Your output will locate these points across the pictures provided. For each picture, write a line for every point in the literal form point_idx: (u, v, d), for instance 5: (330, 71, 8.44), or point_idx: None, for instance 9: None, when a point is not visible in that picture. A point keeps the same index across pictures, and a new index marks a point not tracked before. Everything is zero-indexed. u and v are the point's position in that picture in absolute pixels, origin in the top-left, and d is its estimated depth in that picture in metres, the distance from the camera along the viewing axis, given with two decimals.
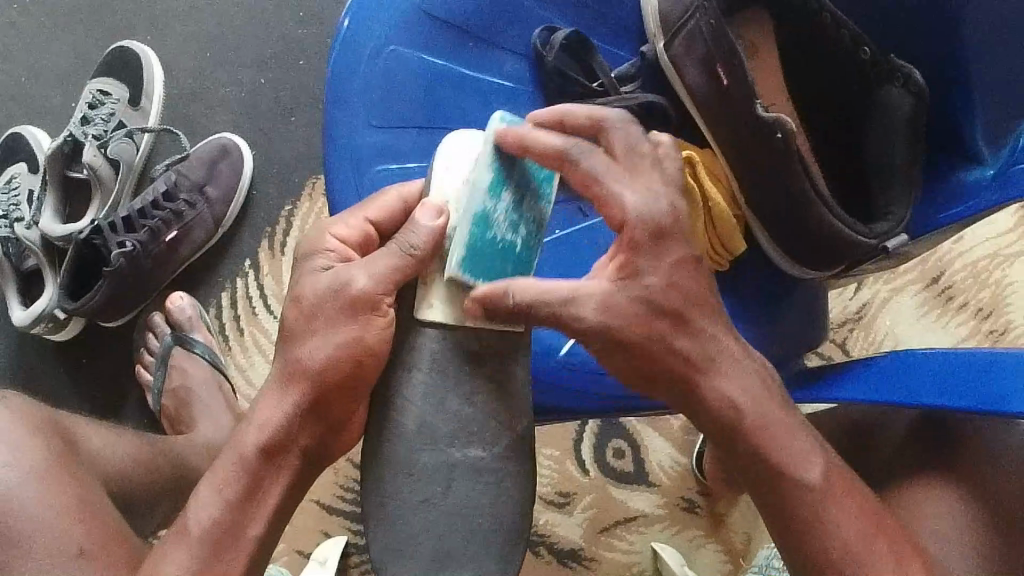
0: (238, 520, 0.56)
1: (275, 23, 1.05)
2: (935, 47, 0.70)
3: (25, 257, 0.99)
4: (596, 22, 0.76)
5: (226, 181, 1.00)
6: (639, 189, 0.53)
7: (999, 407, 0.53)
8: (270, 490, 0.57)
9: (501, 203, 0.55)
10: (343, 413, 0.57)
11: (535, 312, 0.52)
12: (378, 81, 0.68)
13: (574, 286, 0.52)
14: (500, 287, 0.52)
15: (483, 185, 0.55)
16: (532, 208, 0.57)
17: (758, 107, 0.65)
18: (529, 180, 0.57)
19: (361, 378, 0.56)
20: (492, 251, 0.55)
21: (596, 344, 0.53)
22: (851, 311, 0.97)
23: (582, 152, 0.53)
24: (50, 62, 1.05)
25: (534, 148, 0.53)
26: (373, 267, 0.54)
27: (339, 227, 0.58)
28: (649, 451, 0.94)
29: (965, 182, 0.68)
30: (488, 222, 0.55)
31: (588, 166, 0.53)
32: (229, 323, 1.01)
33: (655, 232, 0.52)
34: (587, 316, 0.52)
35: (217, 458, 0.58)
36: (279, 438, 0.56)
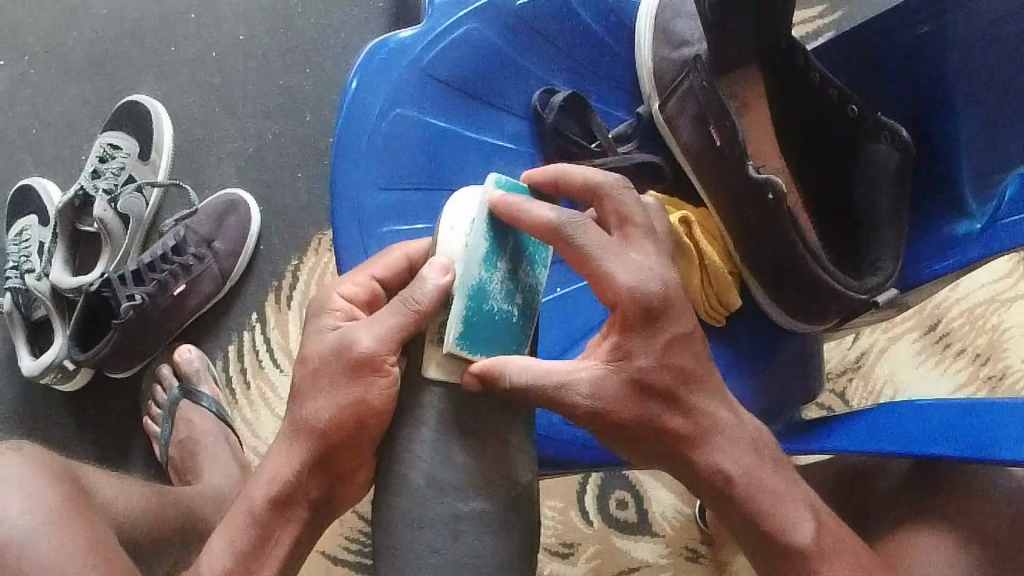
0: (248, 568, 0.59)
1: (282, 79, 1.08)
2: (926, 105, 0.71)
3: (34, 308, 1.01)
4: (594, 82, 0.79)
5: (234, 234, 1.02)
6: (632, 264, 0.53)
7: (989, 456, 0.53)
8: (279, 539, 0.59)
9: (497, 274, 0.56)
10: (347, 465, 0.58)
11: (532, 390, 0.53)
12: (383, 143, 0.70)
13: (570, 366, 0.54)
14: (495, 367, 0.52)
15: (477, 257, 0.55)
16: (524, 278, 0.58)
17: (749, 167, 0.66)
18: (523, 252, 0.58)
19: (361, 435, 0.56)
20: (488, 323, 0.56)
21: (591, 417, 0.54)
22: (849, 360, 0.99)
23: (577, 227, 0.53)
24: (61, 116, 1.07)
25: (528, 220, 0.53)
26: (376, 326, 0.54)
27: (346, 286, 0.60)
28: (653, 501, 0.95)
29: (954, 233, 0.69)
30: (483, 295, 0.55)
31: (585, 242, 0.53)
32: (235, 376, 1.02)
33: (647, 313, 0.53)
34: (585, 393, 0.53)
35: (230, 508, 0.60)
36: (286, 490, 0.58)
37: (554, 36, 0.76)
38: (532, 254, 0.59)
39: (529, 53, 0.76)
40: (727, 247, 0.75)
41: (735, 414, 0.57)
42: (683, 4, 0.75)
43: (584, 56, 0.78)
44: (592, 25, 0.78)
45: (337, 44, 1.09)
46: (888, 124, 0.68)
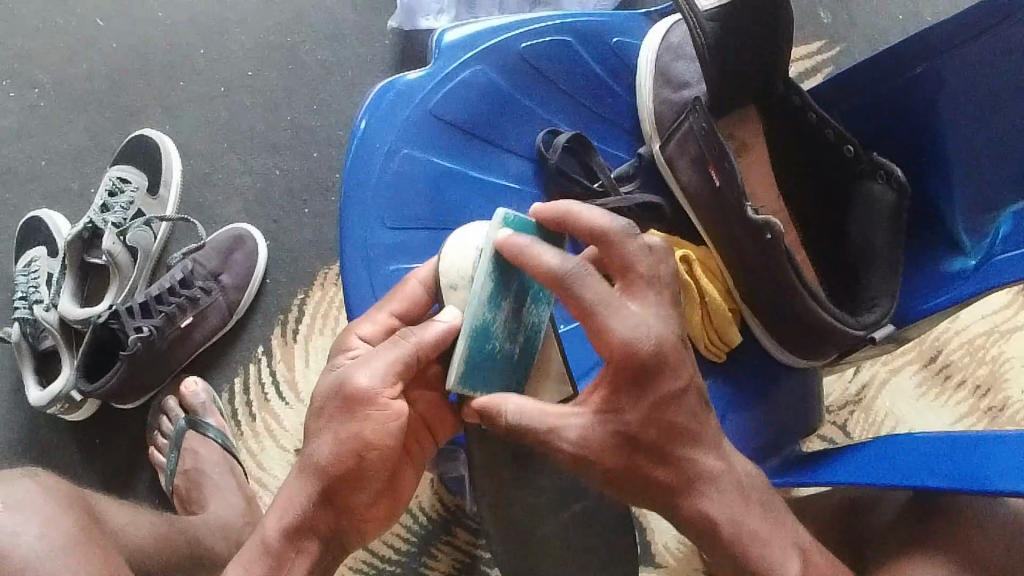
0: None
1: (290, 115, 1.10)
2: (918, 146, 0.73)
3: (42, 337, 1.01)
4: (595, 124, 0.80)
5: (241, 269, 1.04)
6: (632, 319, 0.53)
7: (981, 486, 0.54)
8: (292, 572, 0.59)
9: (500, 314, 0.58)
10: (356, 501, 0.60)
11: (524, 432, 0.55)
12: (389, 184, 0.72)
13: (560, 415, 0.55)
14: (493, 403, 0.55)
15: (484, 298, 0.56)
16: (529, 314, 0.60)
17: (747, 207, 0.67)
18: (528, 292, 0.60)
19: (364, 467, 0.58)
20: (490, 362, 0.59)
21: (572, 465, 0.55)
22: (849, 392, 1.00)
23: (581, 277, 0.53)
24: (71, 149, 1.09)
25: (533, 265, 0.53)
26: (375, 365, 0.57)
27: (365, 325, 0.61)
28: (655, 533, 0.96)
29: (949, 269, 0.71)
30: (488, 336, 0.58)
31: (588, 294, 0.53)
32: (240, 408, 1.03)
33: (642, 373, 0.53)
34: (569, 441, 0.55)
35: (245, 542, 0.61)
36: (297, 522, 0.59)
37: (556, 78, 0.78)
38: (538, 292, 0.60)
39: (531, 93, 0.77)
40: (727, 284, 0.76)
41: (732, 451, 0.57)
42: (684, 48, 0.77)
43: (585, 96, 0.80)
44: (593, 67, 0.79)
45: (344, 82, 1.11)
46: (883, 163, 0.70)
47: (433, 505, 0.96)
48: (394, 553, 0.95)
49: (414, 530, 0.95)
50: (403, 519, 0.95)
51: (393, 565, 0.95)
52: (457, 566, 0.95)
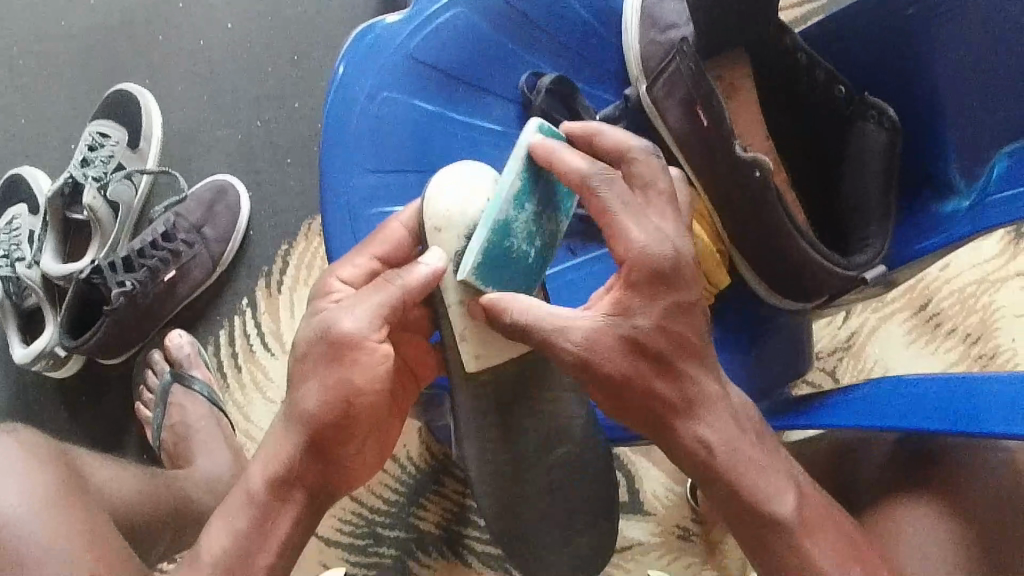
0: (248, 549, 0.58)
1: (271, 66, 1.08)
2: (908, 84, 0.72)
3: (26, 295, 1.01)
4: (581, 67, 0.80)
5: (225, 222, 1.03)
6: (650, 227, 0.54)
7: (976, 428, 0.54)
8: (280, 522, 0.59)
9: (524, 214, 0.57)
10: (345, 448, 0.60)
11: (531, 329, 0.54)
12: (370, 127, 0.70)
13: (568, 314, 0.55)
14: (507, 302, 0.55)
15: (508, 193, 0.56)
16: (549, 222, 0.59)
17: (737, 146, 0.67)
18: (553, 198, 0.59)
19: (351, 414, 0.58)
20: (508, 260, 0.57)
21: (573, 366, 0.54)
22: (839, 340, 1.00)
23: (602, 181, 0.54)
24: (50, 106, 1.07)
25: (560, 167, 0.55)
26: (359, 308, 0.57)
27: (346, 268, 0.60)
28: (645, 481, 0.96)
29: (942, 212, 0.70)
30: (495, 264, 0.57)
31: (606, 197, 0.54)
32: (227, 360, 1.03)
33: (658, 277, 0.54)
34: (575, 340, 0.54)
35: (227, 496, 0.60)
36: (285, 472, 0.59)
37: (541, 21, 0.77)
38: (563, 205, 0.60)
39: (515, 36, 0.76)
40: (716, 226, 0.75)
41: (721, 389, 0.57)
42: None
43: (571, 39, 0.78)
44: (579, 10, 0.78)
45: (325, 30, 1.09)
46: (876, 103, 0.70)
47: (421, 455, 0.96)
48: (384, 504, 0.95)
49: (403, 481, 0.96)
50: (393, 470, 0.96)
51: (384, 516, 0.95)
52: (447, 516, 0.95)
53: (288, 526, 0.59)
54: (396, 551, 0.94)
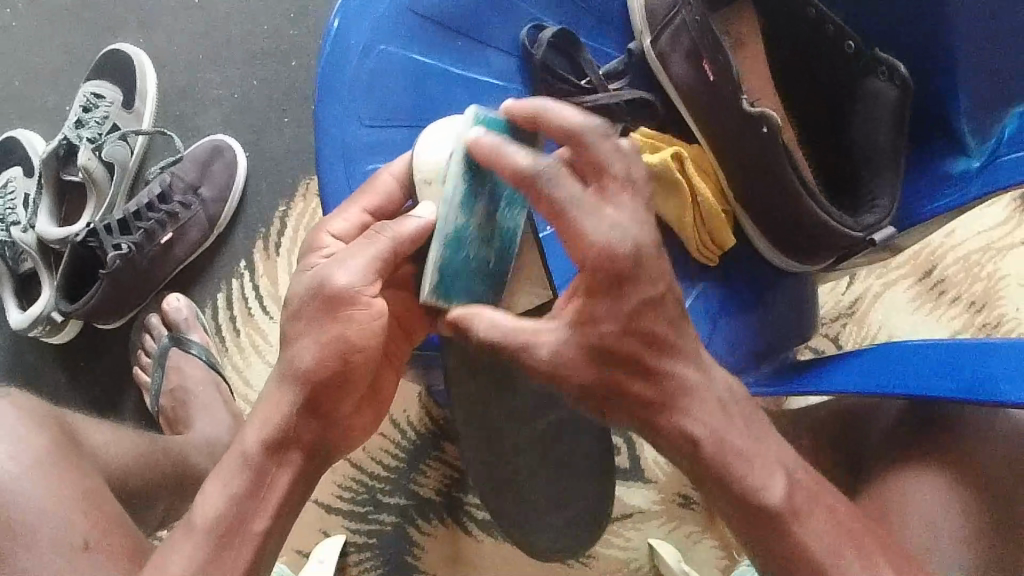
0: (243, 513, 0.56)
1: (267, 23, 1.06)
2: (919, 39, 0.70)
3: (21, 260, 0.99)
4: (584, 19, 0.78)
5: (221, 181, 1.01)
6: (605, 220, 0.49)
7: (985, 396, 0.52)
8: (274, 484, 0.57)
9: (473, 220, 0.57)
10: (341, 405, 0.59)
11: (492, 341, 0.53)
12: (366, 81, 0.69)
13: (534, 328, 0.52)
14: (472, 318, 0.54)
15: (457, 207, 0.55)
16: (506, 217, 0.59)
17: (743, 101, 0.67)
18: (501, 197, 0.58)
19: (347, 369, 0.57)
20: (464, 270, 0.58)
21: (546, 379, 0.52)
22: (843, 305, 0.98)
23: (550, 176, 0.49)
24: (45, 66, 1.05)
25: (503, 163, 0.50)
26: (353, 263, 0.55)
27: (336, 222, 0.59)
28: (645, 447, 0.96)
29: (952, 171, 0.68)
30: (458, 275, 0.57)
31: (555, 195, 0.49)
32: (225, 323, 1.01)
33: (617, 278, 0.49)
34: (542, 356, 0.52)
35: (218, 460, 0.58)
36: (281, 432, 0.57)
37: None
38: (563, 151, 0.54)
39: None
40: (721, 183, 0.73)
41: None
42: None
43: None
44: None
45: None
46: (886, 59, 0.68)
47: (421, 418, 0.95)
48: (384, 471, 0.94)
49: (402, 446, 0.95)
50: (392, 435, 0.95)
51: (384, 483, 0.94)
52: (446, 482, 0.94)
53: (285, 488, 0.57)
54: (396, 518, 0.94)
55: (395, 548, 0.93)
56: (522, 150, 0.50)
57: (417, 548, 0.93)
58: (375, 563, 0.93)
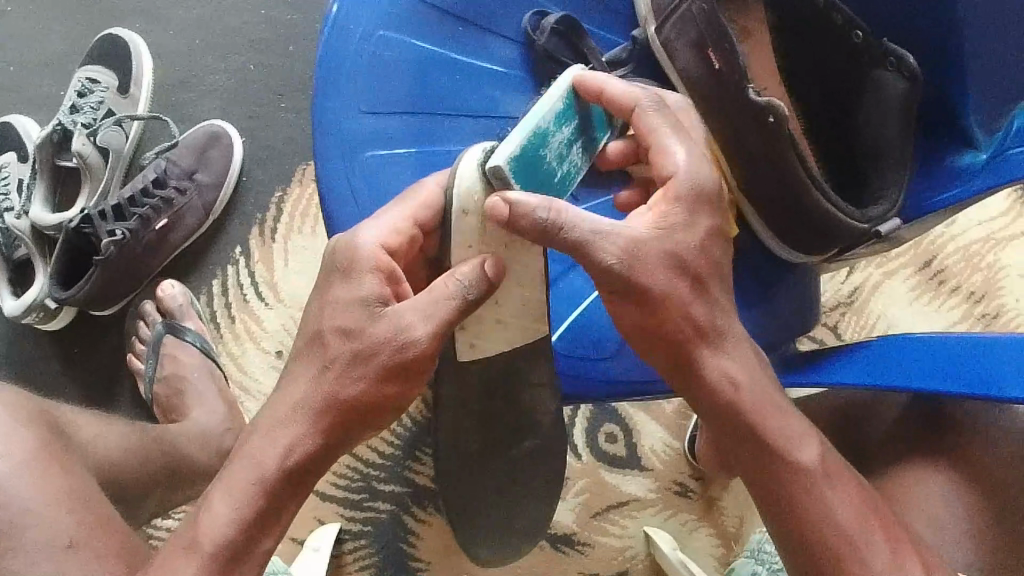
0: (250, 538, 0.52)
1: (264, 9, 1.05)
2: (923, 28, 0.69)
3: (16, 247, 0.98)
4: (588, 6, 0.77)
5: (217, 167, 1.00)
6: (690, 151, 0.53)
7: (990, 392, 0.52)
8: (286, 509, 0.53)
9: (560, 135, 0.54)
10: (361, 438, 0.55)
11: (568, 229, 0.48)
12: (367, 68, 0.68)
13: (606, 222, 0.49)
14: (545, 205, 0.48)
15: (551, 108, 0.53)
16: (580, 151, 0.57)
17: (750, 91, 0.67)
18: (585, 131, 0.57)
19: (383, 406, 0.53)
20: (540, 170, 0.52)
21: (617, 280, 0.50)
22: (843, 294, 0.97)
23: (651, 106, 0.55)
24: (39, 51, 1.04)
25: (611, 93, 0.55)
26: (428, 314, 0.51)
27: (383, 231, 0.52)
28: (642, 435, 0.95)
29: (959, 165, 0.67)
30: (529, 170, 0.51)
31: (654, 120, 0.55)
32: (220, 310, 1.01)
33: (698, 195, 0.52)
34: (614, 251, 0.49)
35: (225, 471, 0.52)
36: (304, 463, 0.52)
37: None
38: (595, 132, 0.58)
39: None
40: (724, 175, 0.74)
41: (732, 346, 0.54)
42: None
43: None
44: None
45: None
46: (894, 51, 0.68)
47: (418, 407, 0.94)
48: (379, 458, 0.94)
49: (398, 434, 0.94)
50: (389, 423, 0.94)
51: (378, 470, 0.94)
52: None
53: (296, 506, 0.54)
54: (392, 507, 0.93)
55: (390, 538, 0.93)
56: (625, 85, 0.55)
57: (412, 537, 0.93)
58: (369, 551, 0.93)
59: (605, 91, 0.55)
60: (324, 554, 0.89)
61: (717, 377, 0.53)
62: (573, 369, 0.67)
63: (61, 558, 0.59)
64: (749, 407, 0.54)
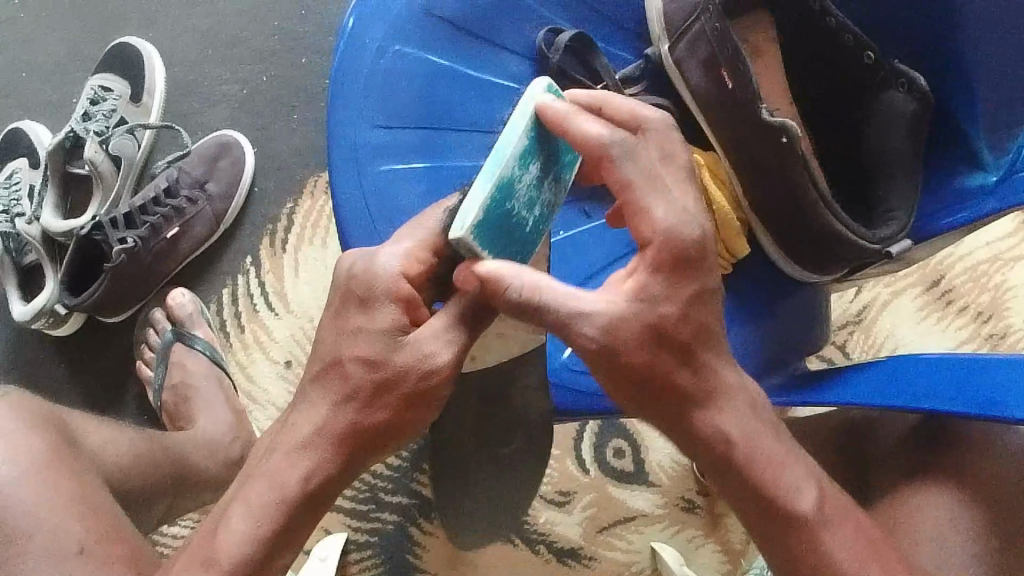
0: (267, 557, 0.52)
1: (277, 20, 1.06)
2: (934, 50, 0.69)
3: (26, 251, 0.99)
4: (599, 24, 0.78)
5: (227, 176, 1.01)
6: (671, 205, 0.48)
7: (999, 415, 0.52)
8: (301, 530, 0.53)
9: (528, 176, 0.49)
10: (375, 462, 0.55)
11: (544, 311, 0.47)
12: (380, 82, 0.69)
13: (583, 297, 0.48)
14: (520, 290, 0.47)
15: (515, 150, 0.47)
16: (551, 187, 0.52)
17: (763, 110, 0.67)
18: (556, 161, 0.51)
19: (396, 433, 0.52)
20: (507, 226, 0.48)
21: (596, 358, 0.49)
22: (851, 313, 0.98)
23: (622, 150, 0.48)
24: (52, 59, 1.05)
25: (576, 135, 0.48)
26: (446, 338, 0.51)
27: (397, 256, 0.51)
28: (649, 451, 0.96)
29: (966, 185, 0.68)
30: (497, 229, 0.47)
31: (626, 172, 0.49)
32: (229, 319, 1.01)
33: (681, 259, 0.48)
34: (592, 331, 0.48)
35: (245, 488, 0.53)
36: (323, 488, 0.52)
37: None
38: (564, 158, 0.52)
39: None
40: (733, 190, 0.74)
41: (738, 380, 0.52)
42: None
43: None
44: None
45: None
46: (906, 72, 0.68)
47: None
48: (386, 470, 0.94)
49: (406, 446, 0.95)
50: None
51: (385, 482, 0.94)
52: None
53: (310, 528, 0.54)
54: (398, 517, 0.93)
55: (396, 548, 0.93)
56: (593, 122, 0.48)
57: (417, 549, 0.93)
58: (376, 561, 0.93)
59: (569, 128, 0.48)
60: (330, 565, 0.89)
61: (710, 434, 0.51)
62: (579, 385, 0.67)
63: (69, 566, 0.60)
64: (743, 462, 0.51)
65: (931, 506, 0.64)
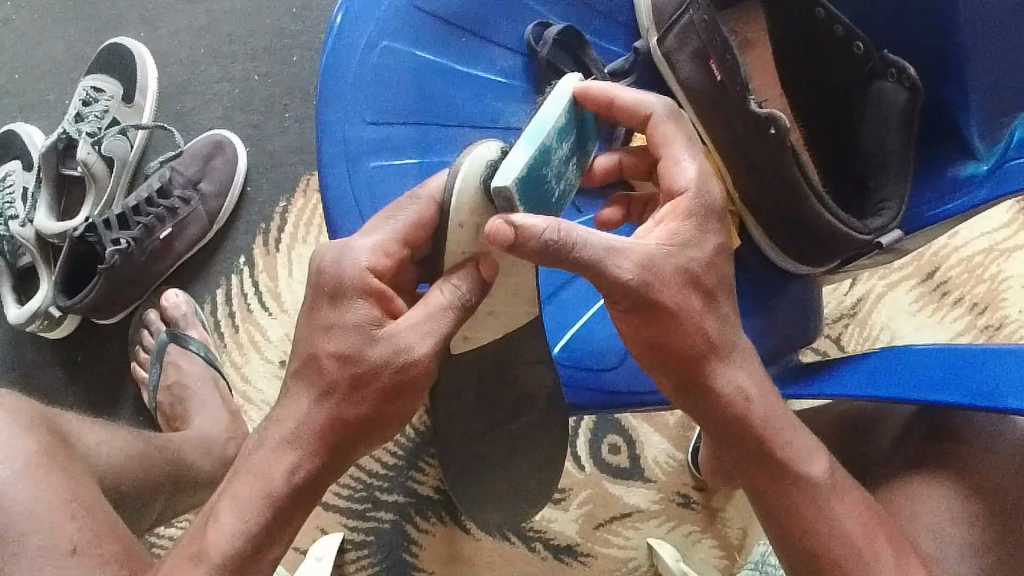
0: (257, 549, 0.52)
1: (269, 19, 1.05)
2: (927, 42, 0.69)
3: (21, 254, 0.99)
4: (591, 18, 0.78)
5: (221, 177, 1.01)
6: (699, 160, 0.54)
7: (996, 405, 0.51)
8: (292, 522, 0.53)
9: (560, 150, 0.51)
10: (359, 448, 0.53)
11: (581, 250, 0.47)
12: (368, 77, 0.68)
13: (614, 241, 0.48)
14: (556, 226, 0.46)
15: (553, 124, 0.51)
16: (574, 169, 0.55)
17: (752, 102, 0.67)
18: (580, 146, 0.55)
19: (382, 419, 0.52)
20: (540, 188, 0.50)
21: (630, 297, 0.49)
22: (846, 305, 0.97)
23: (663, 118, 0.55)
24: (44, 60, 1.05)
25: (619, 105, 0.55)
26: (429, 329, 0.50)
27: (365, 252, 0.51)
28: (646, 446, 0.95)
29: (960, 175, 0.67)
30: (537, 183, 0.49)
31: (664, 133, 0.55)
32: (224, 319, 1.01)
33: (707, 209, 0.52)
34: (630, 269, 0.48)
35: (234, 481, 0.53)
36: (310, 480, 0.52)
37: None
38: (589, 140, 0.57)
39: None
40: (729, 186, 0.74)
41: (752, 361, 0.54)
42: None
43: None
44: None
45: None
46: (895, 61, 0.68)
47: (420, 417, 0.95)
48: (382, 467, 0.94)
49: (401, 443, 0.94)
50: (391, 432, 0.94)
51: (381, 479, 0.94)
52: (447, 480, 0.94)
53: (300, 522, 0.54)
54: (394, 516, 0.93)
55: (394, 546, 0.93)
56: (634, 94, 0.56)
57: (414, 546, 0.93)
58: (373, 560, 0.92)
59: (613, 101, 0.55)
60: (327, 563, 0.89)
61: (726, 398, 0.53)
62: (581, 380, 0.67)
63: (60, 567, 0.59)
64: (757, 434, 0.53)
65: (930, 500, 0.63)
